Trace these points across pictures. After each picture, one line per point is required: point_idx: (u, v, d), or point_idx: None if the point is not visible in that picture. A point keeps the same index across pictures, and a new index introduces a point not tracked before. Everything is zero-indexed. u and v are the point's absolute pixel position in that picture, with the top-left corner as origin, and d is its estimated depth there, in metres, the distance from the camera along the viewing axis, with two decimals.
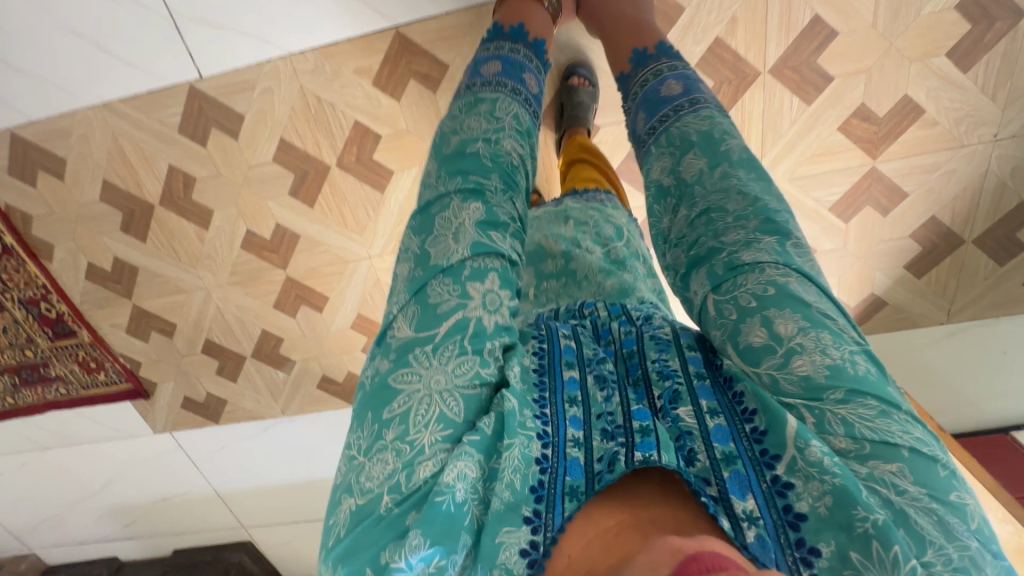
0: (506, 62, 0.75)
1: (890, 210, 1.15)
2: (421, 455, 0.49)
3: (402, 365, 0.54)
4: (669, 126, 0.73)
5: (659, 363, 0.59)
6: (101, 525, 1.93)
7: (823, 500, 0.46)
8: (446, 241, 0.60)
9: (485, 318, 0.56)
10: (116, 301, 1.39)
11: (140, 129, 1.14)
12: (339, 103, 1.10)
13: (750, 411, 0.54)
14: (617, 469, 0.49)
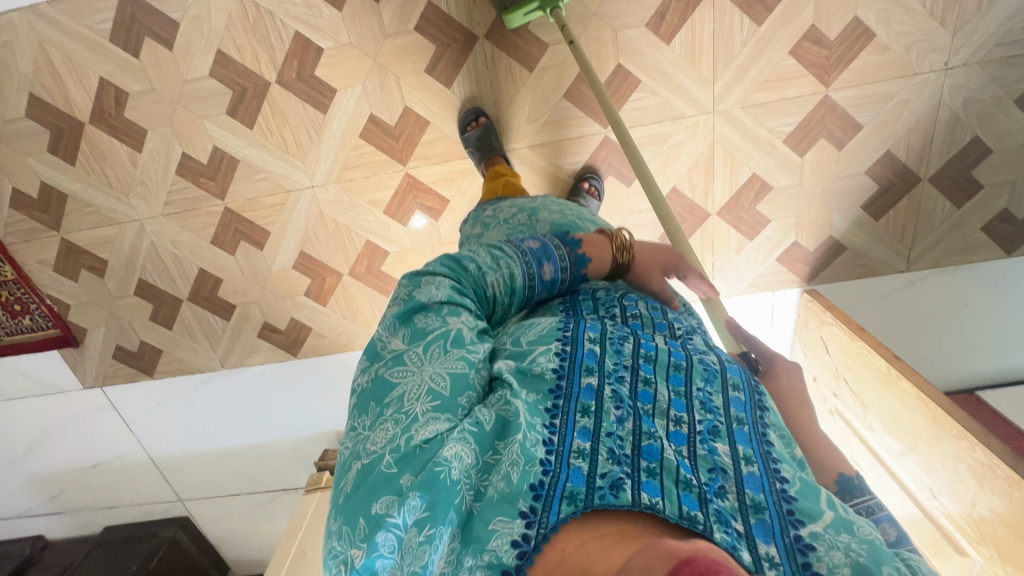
0: (544, 246, 0.60)
1: (845, 143, 1.13)
2: (416, 424, 0.41)
3: (399, 361, 0.45)
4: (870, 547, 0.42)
5: (703, 393, 0.48)
6: (26, 496, 1.79)
7: (844, 571, 0.37)
8: (428, 285, 0.51)
9: (466, 332, 0.48)
10: (42, 234, 1.31)
11: (68, 36, 1.09)
12: (279, 12, 1.06)
13: (783, 473, 0.43)
14: (623, 498, 0.38)
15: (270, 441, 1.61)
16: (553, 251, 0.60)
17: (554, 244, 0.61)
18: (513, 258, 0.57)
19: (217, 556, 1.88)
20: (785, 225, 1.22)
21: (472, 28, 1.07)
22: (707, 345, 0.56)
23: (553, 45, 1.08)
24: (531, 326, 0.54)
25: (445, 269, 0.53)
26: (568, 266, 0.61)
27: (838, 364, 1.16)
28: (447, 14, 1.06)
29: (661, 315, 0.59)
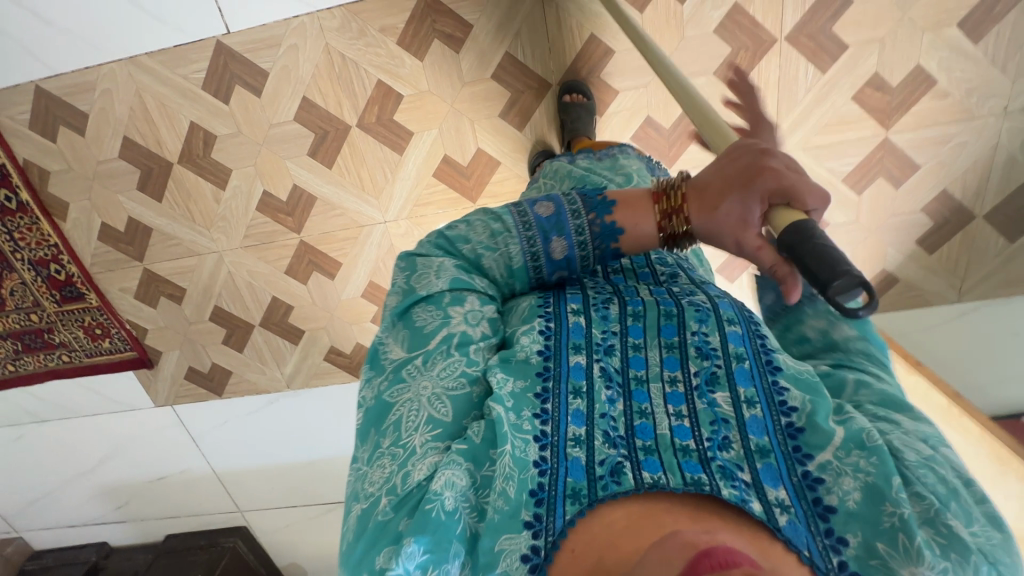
0: (558, 213, 0.57)
1: (902, 182, 1.17)
2: (414, 456, 0.46)
3: (396, 382, 0.50)
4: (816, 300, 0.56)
5: (697, 337, 0.52)
6: (92, 506, 1.89)
7: (854, 495, 0.42)
8: (428, 274, 0.56)
9: (469, 331, 0.52)
10: (127, 264, 1.39)
11: (163, 84, 1.16)
12: (363, 62, 1.11)
13: (790, 405, 0.47)
14: (625, 482, 0.43)
15: (329, 457, 1.68)
16: (569, 214, 0.57)
17: (573, 208, 0.57)
18: (512, 232, 0.57)
19: (273, 565, 1.95)
20: None
21: (546, 77, 1.12)
22: (693, 283, 0.62)
23: (622, 92, 1.12)
24: (512, 310, 0.58)
25: (440, 252, 0.58)
26: (588, 242, 0.57)
27: None
28: (523, 63, 1.11)
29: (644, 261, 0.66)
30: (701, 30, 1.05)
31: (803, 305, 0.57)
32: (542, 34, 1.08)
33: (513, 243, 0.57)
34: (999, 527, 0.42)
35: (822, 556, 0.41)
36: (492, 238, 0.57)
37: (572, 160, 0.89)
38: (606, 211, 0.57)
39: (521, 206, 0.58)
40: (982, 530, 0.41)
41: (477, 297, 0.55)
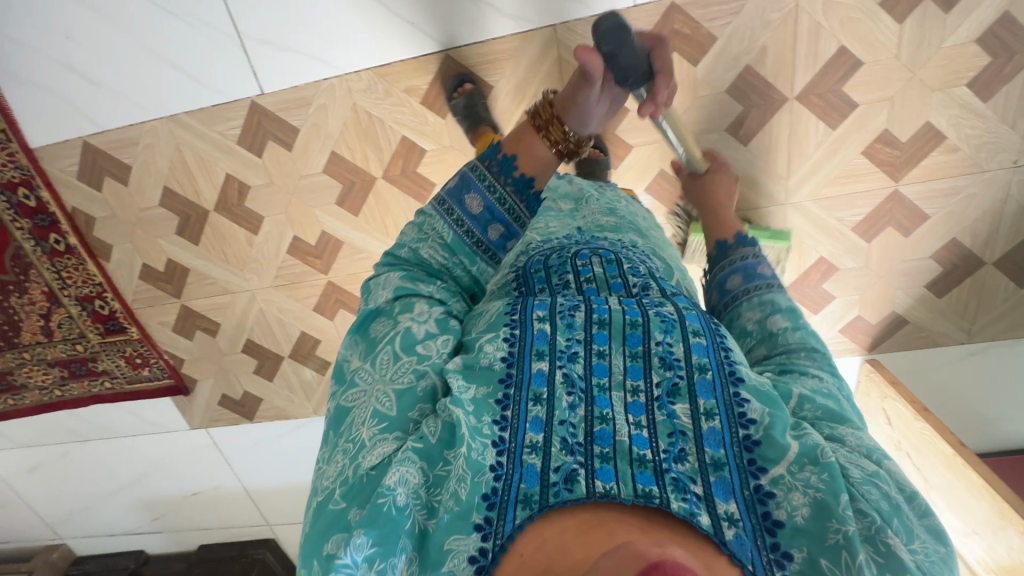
0: (463, 178, 0.65)
1: (911, 231, 1.20)
2: (364, 449, 0.54)
3: (352, 386, 0.59)
4: (762, 293, 0.69)
5: (662, 347, 0.57)
6: (130, 517, 2.00)
7: (802, 510, 0.48)
8: (377, 289, 0.65)
9: (418, 329, 0.60)
10: (165, 301, 1.47)
11: (201, 139, 1.23)
12: (389, 119, 1.17)
13: (749, 417, 0.52)
14: (577, 490, 0.47)
15: None
16: (477, 181, 0.64)
17: (474, 167, 0.65)
18: (435, 217, 0.66)
19: None
20: (849, 301, 1.30)
21: None
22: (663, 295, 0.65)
23: (639, 147, 1.17)
24: (481, 315, 0.64)
25: (388, 267, 0.67)
26: (494, 182, 0.64)
27: (901, 438, 1.22)
28: None
29: (616, 271, 0.69)
30: (714, 90, 1.08)
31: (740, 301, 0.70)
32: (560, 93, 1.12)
33: (437, 223, 0.65)
34: (943, 542, 0.49)
35: (765, 567, 0.46)
36: (419, 230, 0.67)
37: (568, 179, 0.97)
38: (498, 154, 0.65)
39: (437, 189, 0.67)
40: (922, 547, 0.48)
41: (424, 298, 0.63)
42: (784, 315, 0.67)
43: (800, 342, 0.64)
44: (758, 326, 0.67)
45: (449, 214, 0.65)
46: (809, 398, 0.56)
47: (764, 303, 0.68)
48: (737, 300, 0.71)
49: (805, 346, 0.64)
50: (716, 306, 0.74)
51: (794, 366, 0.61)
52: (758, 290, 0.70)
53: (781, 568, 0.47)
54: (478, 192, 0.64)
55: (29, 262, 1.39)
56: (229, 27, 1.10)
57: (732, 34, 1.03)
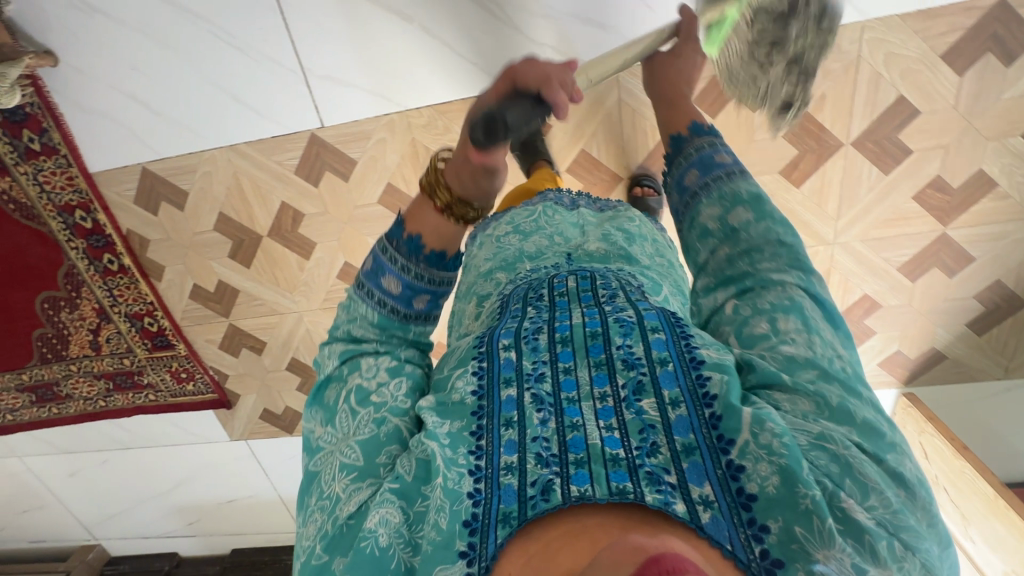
0: (376, 260, 0.66)
1: (956, 272, 1.22)
2: (340, 502, 0.55)
3: (319, 450, 0.61)
4: (722, 184, 0.74)
5: (623, 350, 0.57)
6: (165, 521, 2.05)
7: (771, 480, 0.47)
8: (325, 361, 0.67)
9: (367, 383, 0.61)
10: (214, 320, 1.50)
11: (259, 168, 1.25)
12: (446, 154, 1.19)
13: (711, 394, 0.52)
14: (553, 499, 0.47)
15: None
16: (387, 261, 0.66)
17: (383, 249, 0.67)
18: (358, 300, 0.66)
19: None
20: (889, 337, 1.33)
21: (617, 171, 1.18)
22: (629, 300, 0.64)
23: None
24: (453, 352, 0.66)
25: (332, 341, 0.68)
26: (406, 262, 0.65)
27: (937, 473, 1.26)
28: (596, 158, 1.17)
29: (588, 284, 0.68)
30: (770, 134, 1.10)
31: (701, 198, 0.74)
32: (617, 134, 1.14)
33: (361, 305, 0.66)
34: (902, 484, 0.50)
35: (744, 545, 0.45)
36: (349, 310, 0.68)
37: (574, 206, 0.94)
38: (401, 237, 0.66)
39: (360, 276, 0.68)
40: (880, 500, 0.48)
41: (372, 355, 0.64)
42: (746, 207, 0.70)
43: (763, 236, 0.67)
44: (719, 223, 0.71)
45: (371, 296, 0.66)
46: (751, 366, 0.56)
47: (735, 183, 0.73)
48: (698, 194, 0.75)
49: (769, 240, 0.67)
50: (684, 197, 0.78)
51: (756, 277, 0.64)
52: (718, 181, 0.74)
53: (761, 543, 0.45)
54: (392, 273, 0.65)
55: (83, 280, 1.42)
56: (293, 63, 1.12)
57: None
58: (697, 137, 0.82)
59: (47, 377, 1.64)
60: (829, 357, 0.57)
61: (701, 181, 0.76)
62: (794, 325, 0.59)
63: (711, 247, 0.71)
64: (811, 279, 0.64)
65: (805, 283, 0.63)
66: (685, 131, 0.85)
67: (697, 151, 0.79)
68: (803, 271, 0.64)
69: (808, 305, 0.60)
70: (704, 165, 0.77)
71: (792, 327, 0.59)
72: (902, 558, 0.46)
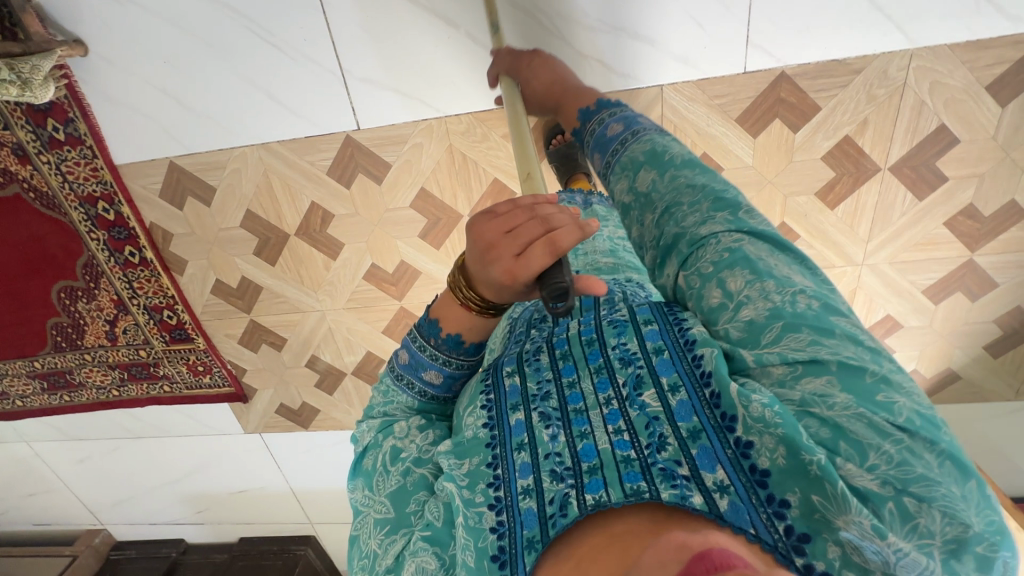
0: (413, 355, 0.66)
1: (979, 296, 1.24)
2: (378, 557, 0.58)
3: (355, 517, 0.63)
4: (620, 156, 0.70)
5: (619, 348, 0.58)
6: (173, 509, 2.06)
7: (779, 451, 0.46)
8: (359, 434, 0.69)
9: (398, 445, 0.64)
10: (235, 315, 1.49)
11: (290, 167, 1.23)
12: (482, 161, 1.17)
13: (707, 372, 0.52)
14: (570, 513, 0.48)
15: None
16: (427, 358, 0.66)
17: (415, 341, 0.66)
18: (394, 388, 0.68)
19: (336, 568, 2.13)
20: (908, 356, 1.35)
21: None
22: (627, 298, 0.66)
23: None
24: (466, 391, 0.67)
25: (364, 419, 0.70)
26: (445, 356, 0.65)
27: None
28: None
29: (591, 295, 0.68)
30: (810, 156, 1.11)
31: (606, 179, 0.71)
32: None
33: (400, 395, 0.68)
34: (904, 431, 0.44)
35: (765, 524, 0.44)
36: (384, 395, 0.69)
37: (587, 205, 0.93)
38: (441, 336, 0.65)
39: (392, 362, 0.69)
40: (883, 454, 0.44)
41: (403, 422, 0.66)
42: (648, 168, 0.66)
43: (672, 187, 0.63)
44: (631, 193, 0.66)
45: (410, 387, 0.67)
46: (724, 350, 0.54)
47: (648, 143, 0.68)
48: (608, 176, 0.71)
49: (680, 195, 0.62)
50: (601, 171, 0.73)
51: (685, 235, 0.59)
52: (614, 156, 0.71)
53: (784, 520, 0.44)
54: (433, 368, 0.65)
55: (102, 271, 1.40)
56: (333, 64, 1.11)
57: (835, 105, 1.05)
58: (592, 122, 0.78)
59: (60, 364, 1.62)
60: (788, 302, 0.51)
61: (604, 162, 0.73)
62: (741, 281, 0.53)
63: (636, 222, 0.66)
64: (740, 215, 0.59)
65: (735, 223, 0.58)
66: (585, 113, 0.80)
67: (593, 133, 0.76)
68: (729, 208, 0.59)
69: (746, 247, 0.55)
70: (605, 143, 0.73)
71: (740, 283, 0.54)
72: (916, 514, 0.42)
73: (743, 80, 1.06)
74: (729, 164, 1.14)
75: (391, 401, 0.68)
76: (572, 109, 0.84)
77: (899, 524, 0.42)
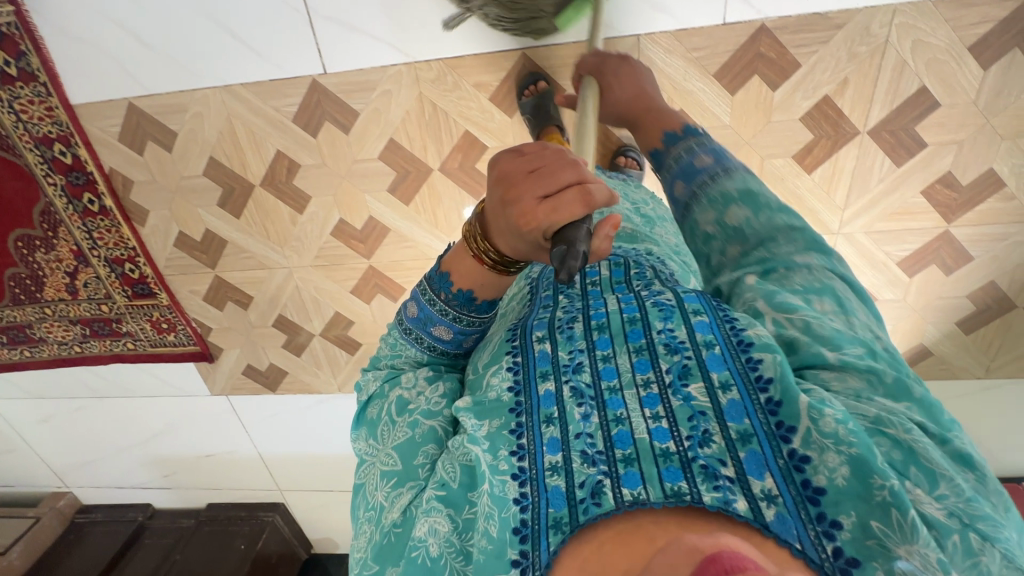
0: (422, 308, 0.63)
1: (953, 270, 1.22)
2: (385, 511, 0.56)
3: (364, 466, 0.62)
4: (709, 189, 0.65)
5: (664, 333, 0.54)
6: (140, 472, 2.02)
7: (841, 470, 0.43)
8: (367, 382, 0.67)
9: (409, 396, 0.61)
10: (200, 270, 1.45)
11: (255, 113, 1.19)
12: (453, 112, 1.14)
13: (765, 378, 0.48)
14: (605, 503, 0.44)
15: None
16: (437, 312, 0.63)
17: (426, 294, 0.63)
18: (403, 341, 0.65)
19: (306, 537, 2.11)
20: None
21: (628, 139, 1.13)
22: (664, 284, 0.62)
23: None
24: (485, 347, 0.63)
25: (371, 367, 0.68)
26: (453, 311, 0.62)
27: None
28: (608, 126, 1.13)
29: (621, 270, 0.65)
30: (788, 116, 1.08)
31: (692, 209, 0.66)
32: None
33: (407, 347, 0.65)
34: (968, 469, 0.46)
35: (813, 543, 0.41)
36: (392, 347, 0.67)
37: None
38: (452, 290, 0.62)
39: (400, 315, 0.66)
40: (953, 488, 0.43)
41: (416, 373, 0.63)
42: (739, 204, 0.63)
43: (768, 226, 0.60)
44: (717, 226, 0.63)
45: (419, 342, 0.65)
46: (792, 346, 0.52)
47: (743, 181, 0.64)
48: (691, 206, 0.67)
49: (777, 226, 0.60)
50: (682, 200, 0.68)
51: (774, 260, 0.58)
52: (702, 186, 0.66)
53: (832, 540, 0.41)
54: (443, 325, 0.63)
55: (60, 220, 1.34)
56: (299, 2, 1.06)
57: (815, 62, 1.03)
58: (676, 148, 0.73)
59: (20, 318, 1.57)
60: (869, 336, 0.52)
61: (686, 193, 0.68)
62: (827, 308, 0.54)
63: (720, 253, 0.63)
64: (834, 260, 0.58)
65: (827, 262, 0.58)
66: (669, 135, 0.76)
67: (677, 161, 0.71)
68: (824, 252, 0.58)
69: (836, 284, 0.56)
70: (693, 168, 0.69)
71: (826, 309, 0.54)
72: (979, 552, 0.41)
73: (723, 32, 1.02)
74: (706, 123, 1.11)
75: (399, 353, 0.66)
76: (653, 130, 0.80)
77: (961, 560, 0.41)
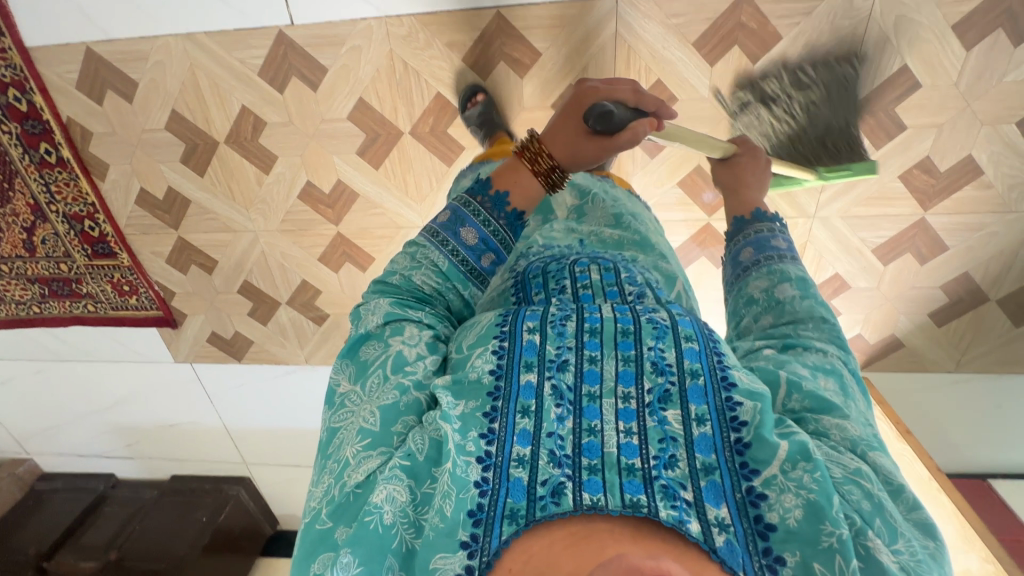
0: (455, 211, 0.59)
1: (928, 260, 1.21)
2: (349, 468, 0.48)
3: (336, 409, 0.53)
4: (772, 263, 0.63)
5: (654, 352, 0.50)
6: (103, 441, 1.97)
7: (795, 513, 0.41)
8: (364, 314, 0.57)
9: (407, 352, 0.54)
10: (162, 231, 1.40)
11: (219, 64, 1.14)
12: (425, 73, 1.10)
13: (740, 420, 0.46)
14: (564, 504, 0.41)
15: None
16: (471, 215, 0.59)
17: (462, 202, 0.60)
18: (426, 247, 0.59)
19: (271, 513, 2.08)
20: (853, 320, 1.33)
21: None
22: (658, 304, 0.59)
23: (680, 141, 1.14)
24: (473, 326, 0.56)
25: (376, 291, 0.59)
26: (488, 215, 0.59)
27: None
28: None
29: (613, 277, 0.62)
30: None
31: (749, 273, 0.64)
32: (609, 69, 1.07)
33: (430, 252, 0.59)
34: (926, 535, 0.44)
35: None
36: (411, 258, 0.60)
37: None
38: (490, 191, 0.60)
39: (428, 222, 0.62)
40: (907, 546, 0.42)
41: (417, 322, 0.56)
42: (793, 284, 0.61)
43: (808, 311, 0.59)
44: (766, 294, 0.61)
45: (444, 244, 0.59)
46: (797, 386, 0.50)
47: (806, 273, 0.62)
48: (748, 271, 0.64)
49: (813, 315, 0.58)
50: (744, 265, 0.65)
51: (798, 339, 0.56)
52: (768, 260, 0.63)
53: None
54: (474, 226, 0.59)
55: (16, 170, 1.28)
56: None
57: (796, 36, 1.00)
58: (758, 223, 0.68)
59: None
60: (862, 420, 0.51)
61: (750, 260, 0.65)
62: (830, 385, 0.52)
63: (755, 317, 0.61)
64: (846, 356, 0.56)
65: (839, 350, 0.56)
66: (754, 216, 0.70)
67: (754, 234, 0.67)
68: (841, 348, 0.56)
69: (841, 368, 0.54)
70: (767, 244, 0.65)
71: (830, 388, 0.52)
72: None
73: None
74: (684, 96, 1.08)
75: (410, 284, 0.58)
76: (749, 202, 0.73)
77: None
